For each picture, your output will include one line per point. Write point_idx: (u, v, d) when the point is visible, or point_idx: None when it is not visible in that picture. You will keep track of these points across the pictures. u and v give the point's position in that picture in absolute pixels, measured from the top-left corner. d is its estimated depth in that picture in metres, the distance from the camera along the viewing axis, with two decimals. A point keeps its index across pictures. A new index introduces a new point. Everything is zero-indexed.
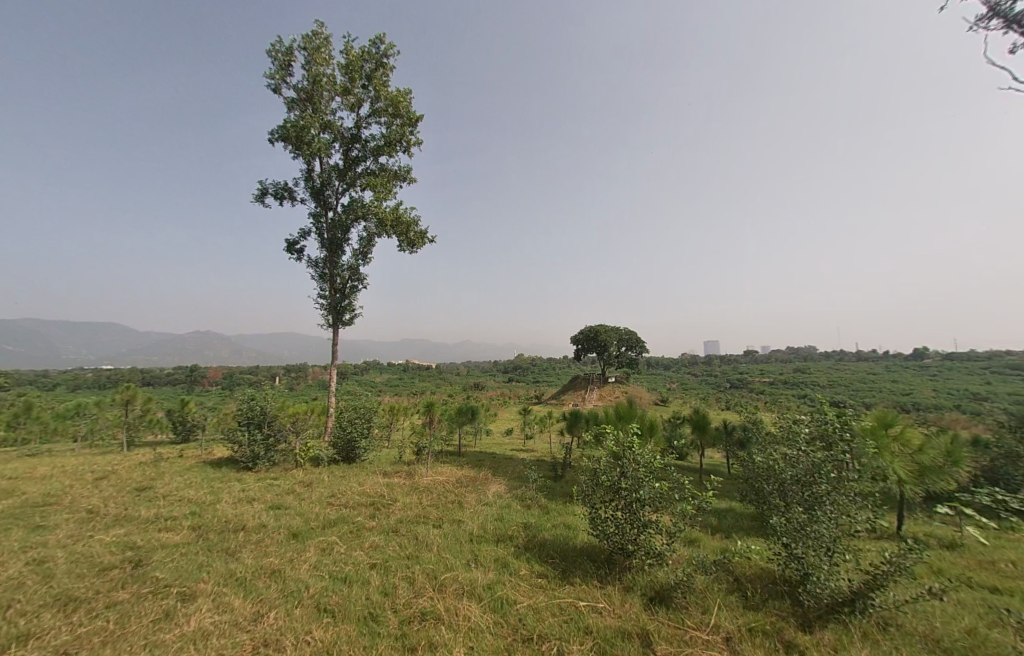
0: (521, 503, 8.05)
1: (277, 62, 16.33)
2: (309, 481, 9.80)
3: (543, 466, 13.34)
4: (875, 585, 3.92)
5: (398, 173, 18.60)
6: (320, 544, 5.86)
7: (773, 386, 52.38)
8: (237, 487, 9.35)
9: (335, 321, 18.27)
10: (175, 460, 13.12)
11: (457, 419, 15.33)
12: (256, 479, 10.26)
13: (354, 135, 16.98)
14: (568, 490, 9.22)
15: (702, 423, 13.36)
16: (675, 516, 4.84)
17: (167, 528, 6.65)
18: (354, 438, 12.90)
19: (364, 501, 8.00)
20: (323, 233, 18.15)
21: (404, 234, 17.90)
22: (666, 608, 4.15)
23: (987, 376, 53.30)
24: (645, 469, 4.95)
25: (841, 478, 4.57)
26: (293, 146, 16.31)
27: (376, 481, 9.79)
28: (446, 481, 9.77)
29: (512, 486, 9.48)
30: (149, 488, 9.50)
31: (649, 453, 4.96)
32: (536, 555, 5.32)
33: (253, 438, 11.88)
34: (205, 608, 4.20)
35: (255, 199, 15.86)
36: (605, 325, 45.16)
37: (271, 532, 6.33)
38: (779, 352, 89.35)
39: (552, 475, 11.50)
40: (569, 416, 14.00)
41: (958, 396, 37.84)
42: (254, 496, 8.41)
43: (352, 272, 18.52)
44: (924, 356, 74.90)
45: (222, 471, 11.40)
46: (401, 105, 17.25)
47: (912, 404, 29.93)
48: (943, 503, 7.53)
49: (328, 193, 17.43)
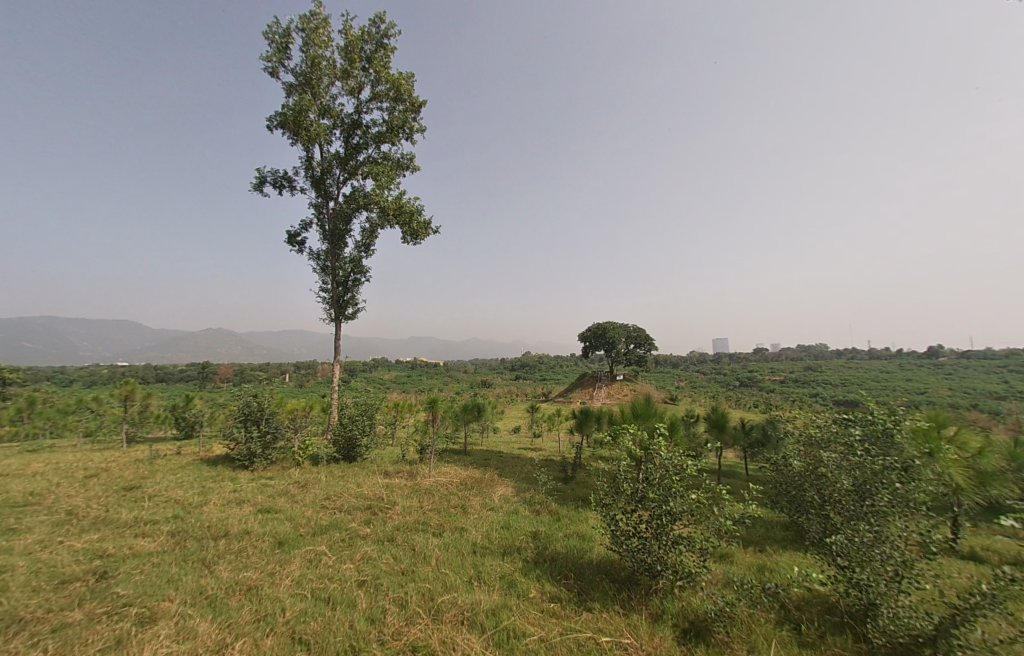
0: (529, 509, 7.41)
1: (275, 45, 15.86)
2: (305, 482, 9.24)
3: (553, 466, 12.72)
4: (960, 621, 3.27)
5: (401, 161, 18.05)
6: (307, 555, 5.29)
7: (786, 384, 51.33)
8: (229, 487, 8.82)
9: (338, 315, 17.77)
10: (171, 458, 12.64)
11: (462, 417, 14.75)
12: (250, 479, 9.73)
13: (355, 121, 16.45)
14: (580, 494, 8.59)
15: (721, 422, 12.63)
16: (710, 531, 4.19)
17: (145, 534, 6.11)
18: (354, 435, 12.35)
19: (360, 505, 7.42)
20: (325, 224, 17.65)
21: (407, 225, 17.32)
22: (705, 645, 3.52)
23: (1005, 375, 51.90)
24: (676, 477, 4.29)
25: (908, 489, 3.91)
26: (292, 134, 15.80)
27: (375, 482, 9.21)
28: (449, 482, 9.17)
29: (520, 489, 8.85)
30: (138, 487, 9.01)
31: (679, 458, 4.28)
32: (547, 572, 4.69)
33: (250, 435, 11.37)
34: (163, 636, 3.66)
35: (254, 188, 15.41)
36: (613, 321, 44.41)
37: (256, 539, 5.77)
38: (791, 350, 87.77)
39: (562, 477, 10.86)
40: (579, 414, 13.36)
41: (978, 395, 36.74)
42: (244, 498, 7.87)
43: (355, 265, 17.99)
44: (940, 353, 73.20)
45: (216, 470, 10.90)
46: (403, 88, 16.67)
47: (929, 403, 29.06)
48: (1001, 514, 6.77)
49: (328, 181, 16.92)
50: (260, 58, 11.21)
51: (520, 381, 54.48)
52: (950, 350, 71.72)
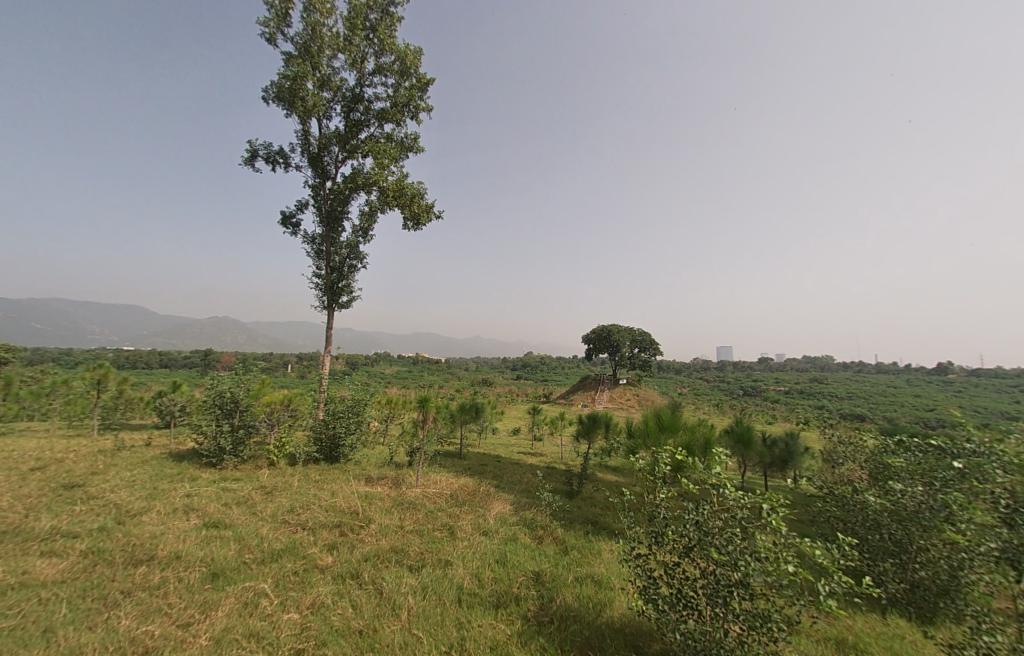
0: (529, 535, 6.19)
1: (274, 9, 14.72)
2: (273, 487, 8.05)
3: (555, 477, 11.50)
4: None
5: (405, 142, 16.86)
6: (242, 596, 4.09)
7: (791, 395, 50.16)
8: (184, 490, 7.64)
9: (330, 303, 16.62)
10: (137, 450, 11.45)
11: (459, 418, 13.55)
12: (213, 480, 8.53)
13: (357, 95, 15.31)
14: (589, 518, 7.38)
15: (747, 438, 11.12)
16: (796, 606, 3.09)
17: (52, 551, 4.92)
18: (338, 433, 11.20)
19: (328, 521, 6.19)
20: (321, 205, 16.48)
21: (409, 209, 16.11)
22: None
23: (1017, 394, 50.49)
24: (750, 534, 3.16)
25: None
26: (288, 105, 14.61)
27: (353, 490, 8.02)
28: (437, 494, 7.95)
29: (518, 506, 7.64)
30: (80, 485, 7.81)
31: (752, 501, 3.18)
32: (557, 645, 3.57)
33: (220, 428, 10.18)
34: None
35: (244, 162, 14.26)
36: (618, 323, 42.98)
37: (183, 569, 4.55)
38: (797, 361, 86.18)
39: (565, 492, 9.65)
40: (586, 420, 12.07)
41: (989, 416, 35.49)
42: (196, 506, 6.68)
43: (351, 250, 16.82)
44: (948, 370, 71.62)
45: (180, 466, 9.72)
46: (409, 61, 15.49)
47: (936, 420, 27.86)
48: None
49: (326, 160, 15.77)
50: (256, 22, 10.13)
51: (521, 381, 53.33)
52: (961, 367, 69.95)
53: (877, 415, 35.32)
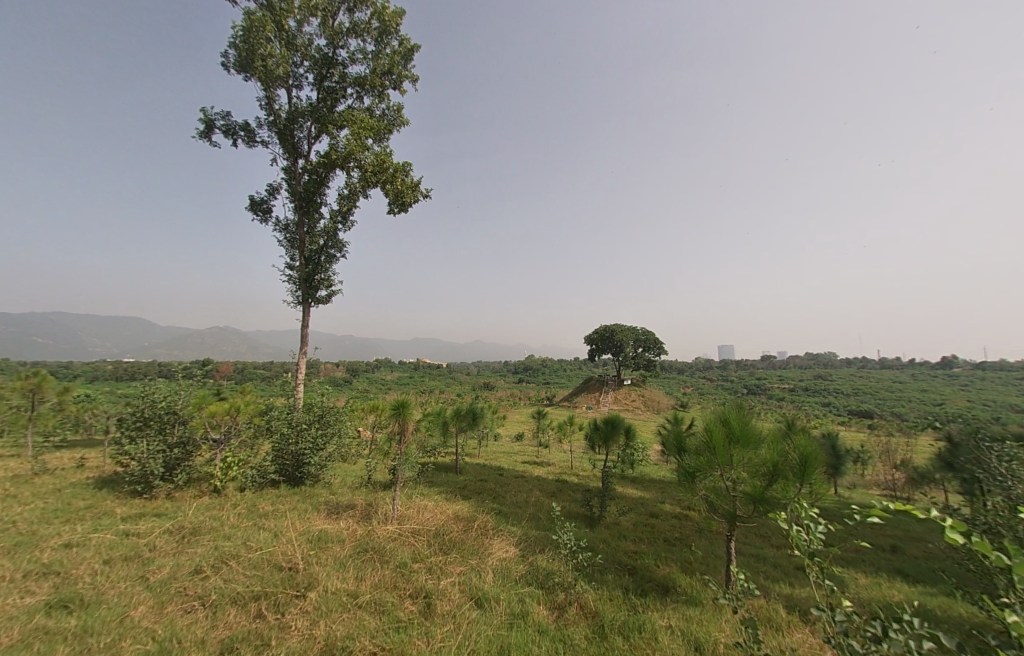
0: (546, 606, 4.16)
1: None
2: (197, 526, 6.01)
3: (569, 496, 9.41)
4: None
5: (388, 116, 14.89)
6: None
7: (798, 393, 48.26)
8: (71, 534, 5.64)
9: (306, 297, 14.56)
10: (56, 475, 9.36)
11: (452, 426, 11.49)
12: (123, 516, 6.50)
13: (330, 58, 13.33)
14: (625, 567, 5.33)
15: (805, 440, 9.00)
16: None
17: None
18: (303, 451, 9.20)
19: (244, 591, 4.15)
20: (293, 187, 14.43)
21: (393, 187, 14.11)
22: None
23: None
24: None
25: None
26: (249, 69, 12.57)
27: (306, 528, 5.97)
28: (419, 531, 5.93)
29: (527, 548, 5.57)
30: None
31: None
32: None
33: (151, 448, 8.15)
34: None
35: (200, 134, 12.23)
36: (622, 324, 40.75)
37: None
38: (800, 357, 84.80)
39: (586, 518, 7.59)
40: (604, 425, 9.99)
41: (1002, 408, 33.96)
42: (61, 566, 4.63)
43: (329, 238, 14.84)
44: (954, 363, 69.86)
45: (95, 498, 7.67)
46: (390, 20, 13.53)
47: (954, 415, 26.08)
48: None
49: (296, 134, 13.78)
50: None
51: (522, 384, 51.35)
52: (965, 361, 68.33)
53: (886, 410, 33.83)
